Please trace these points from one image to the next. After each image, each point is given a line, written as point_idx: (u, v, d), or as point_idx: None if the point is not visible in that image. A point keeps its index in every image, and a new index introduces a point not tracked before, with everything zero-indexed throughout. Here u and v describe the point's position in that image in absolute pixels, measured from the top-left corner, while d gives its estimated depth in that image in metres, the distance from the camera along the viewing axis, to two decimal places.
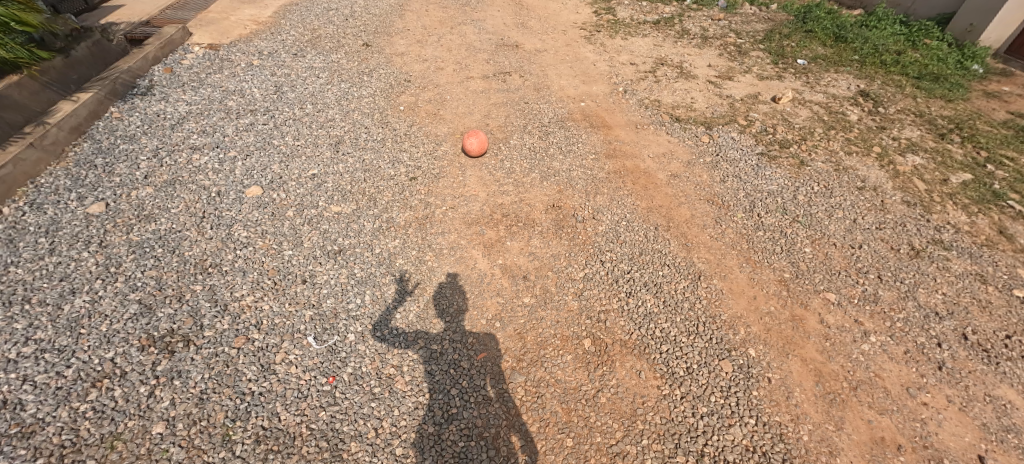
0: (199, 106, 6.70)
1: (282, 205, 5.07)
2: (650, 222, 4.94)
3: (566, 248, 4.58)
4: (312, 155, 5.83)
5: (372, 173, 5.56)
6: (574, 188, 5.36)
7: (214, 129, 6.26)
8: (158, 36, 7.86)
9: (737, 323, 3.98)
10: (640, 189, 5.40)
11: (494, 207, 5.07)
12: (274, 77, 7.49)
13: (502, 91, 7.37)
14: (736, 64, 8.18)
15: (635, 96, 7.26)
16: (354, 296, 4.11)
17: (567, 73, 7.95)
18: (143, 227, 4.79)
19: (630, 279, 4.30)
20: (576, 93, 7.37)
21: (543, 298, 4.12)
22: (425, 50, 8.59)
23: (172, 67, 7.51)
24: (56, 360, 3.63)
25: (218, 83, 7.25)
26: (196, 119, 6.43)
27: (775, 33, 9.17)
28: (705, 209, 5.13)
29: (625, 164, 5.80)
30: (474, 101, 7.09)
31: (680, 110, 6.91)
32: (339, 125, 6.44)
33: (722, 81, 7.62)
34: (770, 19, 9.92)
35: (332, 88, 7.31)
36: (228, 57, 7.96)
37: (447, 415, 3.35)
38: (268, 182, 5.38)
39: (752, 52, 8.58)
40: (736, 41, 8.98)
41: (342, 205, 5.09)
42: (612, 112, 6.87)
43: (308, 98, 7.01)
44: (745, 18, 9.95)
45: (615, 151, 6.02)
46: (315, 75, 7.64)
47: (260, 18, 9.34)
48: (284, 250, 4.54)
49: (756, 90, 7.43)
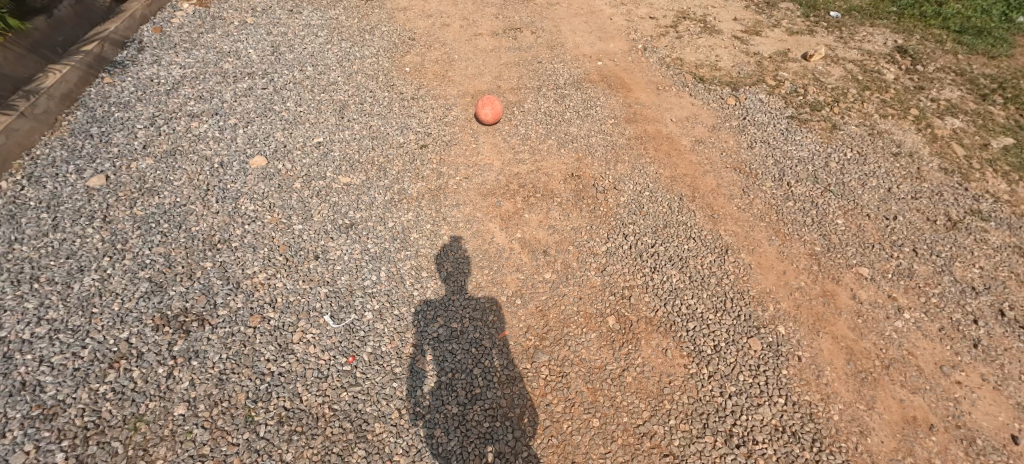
0: (193, 69, 6.37)
1: (288, 176, 4.86)
2: (674, 192, 4.72)
3: (587, 221, 4.38)
4: (316, 122, 5.55)
5: (380, 140, 5.31)
6: (593, 156, 5.10)
7: (211, 94, 5.96)
8: None
9: (766, 299, 3.85)
10: (662, 156, 5.14)
11: (510, 177, 4.84)
12: (270, 36, 7.08)
13: (514, 50, 6.94)
14: (763, 17, 7.64)
15: (655, 54, 6.83)
16: (369, 273, 3.98)
17: (582, 29, 7.47)
18: (146, 200, 4.64)
19: (654, 254, 4.13)
20: (592, 52, 6.95)
21: (564, 274, 3.97)
22: (429, 4, 8.05)
23: (162, 27, 7.08)
24: (71, 340, 3.57)
25: (211, 43, 6.85)
26: (192, 83, 6.13)
27: None
28: (732, 178, 4.89)
29: (646, 128, 5.51)
30: (485, 60, 6.69)
31: (704, 69, 6.52)
32: (343, 89, 6.11)
33: (749, 37, 7.15)
34: None
35: (333, 47, 6.90)
36: (220, 14, 7.48)
37: (471, 395, 3.28)
38: (272, 151, 5.14)
39: (781, 4, 8.00)
40: None
41: (350, 176, 4.87)
42: (631, 72, 6.50)
43: (307, 59, 6.63)
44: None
45: (635, 115, 5.71)
46: (313, 33, 7.20)
47: None
48: (294, 224, 4.38)
49: (785, 46, 7.00)
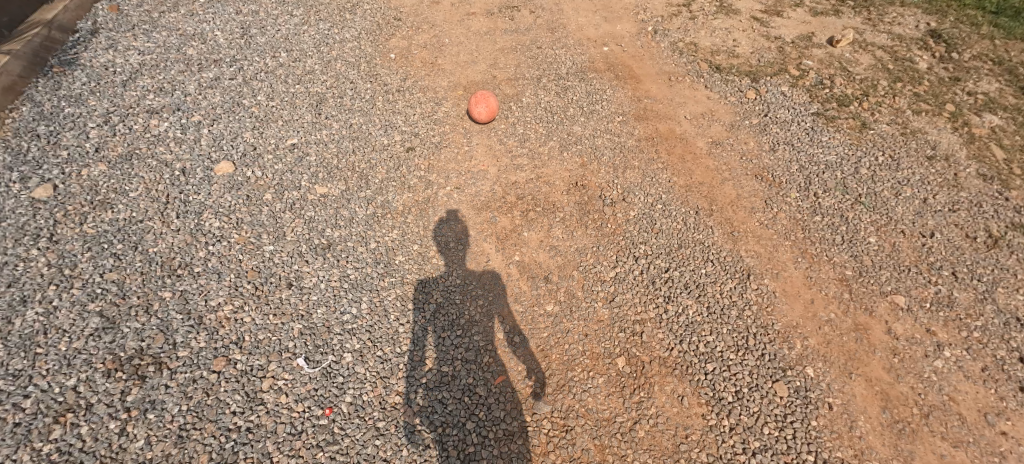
0: (153, 55, 5.82)
1: (258, 185, 4.37)
2: (690, 205, 4.25)
3: (593, 241, 3.93)
4: (290, 119, 5.02)
5: (362, 142, 4.78)
6: (599, 161, 4.60)
7: (173, 86, 5.43)
8: None
9: (793, 335, 3.47)
10: (675, 161, 4.66)
11: (507, 186, 4.35)
12: (239, 15, 6.51)
13: (510, 33, 6.36)
14: None
15: (667, 37, 6.30)
16: (349, 306, 3.54)
17: (585, 7, 6.88)
18: (98, 216, 4.14)
19: (668, 280, 3.70)
20: (596, 35, 6.39)
21: (568, 305, 3.54)
22: None
23: (119, 5, 6.47)
24: (11, 388, 3.07)
25: (173, 23, 6.28)
26: (152, 72, 5.60)
27: None
28: (753, 187, 4.43)
29: (657, 128, 5.00)
30: (479, 45, 6.11)
31: (721, 55, 6.00)
32: (321, 79, 5.57)
33: (770, 18, 6.64)
34: None
35: (309, 29, 6.32)
36: None
37: (463, 455, 2.88)
38: (241, 156, 4.62)
39: None
40: None
41: (328, 185, 4.37)
42: (640, 60, 5.96)
43: (281, 43, 6.07)
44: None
45: (645, 112, 5.19)
46: (287, 13, 6.60)
47: None
48: (264, 245, 3.91)
49: (809, 29, 6.49)
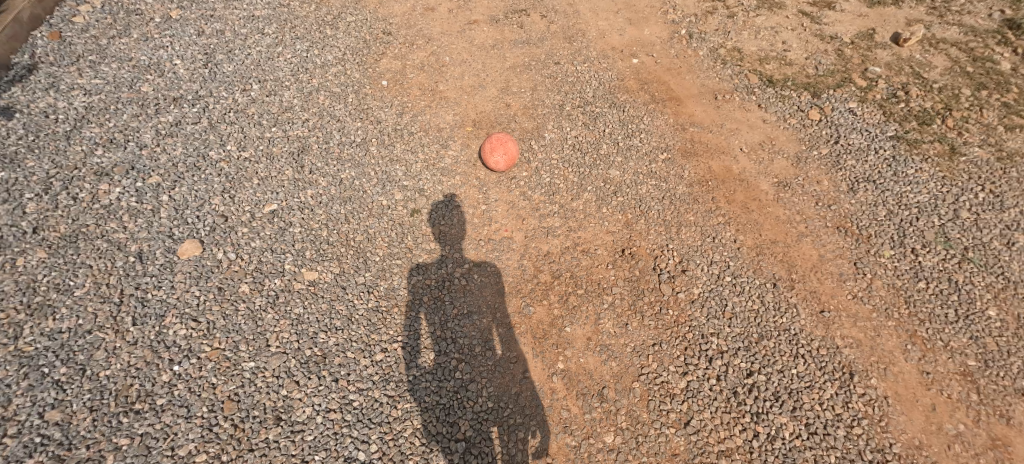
0: (101, 96, 5.00)
1: (231, 272, 3.56)
2: (765, 275, 3.46)
3: (654, 336, 3.15)
4: (269, 175, 4.17)
5: (355, 205, 3.93)
6: (646, 218, 3.78)
7: (126, 136, 4.59)
8: None
9: (919, 460, 2.72)
10: (738, 211, 3.84)
11: (539, 260, 3.53)
12: (201, 37, 5.70)
13: (520, 44, 5.50)
14: None
15: (706, 42, 5.52)
16: (355, 449, 2.74)
17: (605, 7, 6.11)
18: (37, 326, 3.29)
19: (754, 389, 2.94)
20: (621, 42, 5.57)
21: (632, 435, 2.77)
22: None
23: (61, 31, 5.71)
24: None
25: (124, 51, 5.54)
26: (100, 118, 4.78)
27: None
28: (836, 245, 3.65)
29: (711, 167, 4.16)
30: (485, 63, 5.25)
31: (771, 63, 5.23)
32: (302, 117, 4.69)
33: (821, 12, 5.90)
34: None
35: (283, 51, 5.49)
36: (135, 5, 6.17)
37: None
38: (209, 232, 3.79)
39: None
40: None
41: (318, 268, 3.55)
42: (677, 74, 5.09)
43: (250, 71, 5.24)
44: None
45: (692, 145, 4.35)
46: (258, 30, 5.78)
47: None
48: (243, 362, 3.11)
49: (867, 24, 5.75)
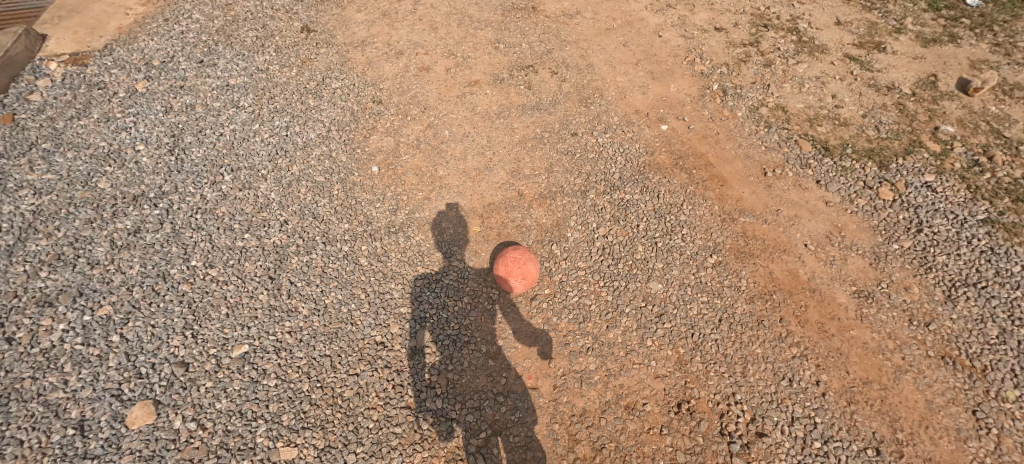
0: (50, 196, 4.50)
1: (192, 450, 2.79)
2: (863, 435, 2.72)
3: None
4: (240, 301, 3.50)
5: (343, 342, 3.22)
6: (701, 351, 3.05)
7: (75, 250, 4.02)
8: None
9: None
10: (815, 338, 3.11)
11: (575, 420, 2.81)
12: (169, 114, 5.25)
13: (530, 111, 4.84)
14: (879, 20, 5.96)
15: (744, 98, 4.88)
16: None
17: (622, 58, 5.54)
18: None
19: None
20: (645, 101, 4.93)
21: None
22: (398, 34, 6.16)
23: (15, 113, 5.46)
24: None
25: (81, 135, 5.14)
26: (48, 226, 4.23)
27: None
28: (945, 384, 2.91)
29: (773, 272, 3.44)
30: (491, 136, 4.58)
31: (824, 124, 4.59)
32: (280, 218, 4.05)
33: (869, 55, 5.39)
34: None
35: (260, 128, 4.99)
36: (99, 77, 5.94)
37: None
38: (169, 388, 3.07)
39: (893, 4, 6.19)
40: None
41: (297, 443, 2.79)
42: (714, 143, 4.42)
43: (223, 157, 4.69)
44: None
45: (746, 242, 3.63)
46: (232, 102, 5.33)
47: (146, 10, 7.18)
48: None
49: (924, 68, 5.22)
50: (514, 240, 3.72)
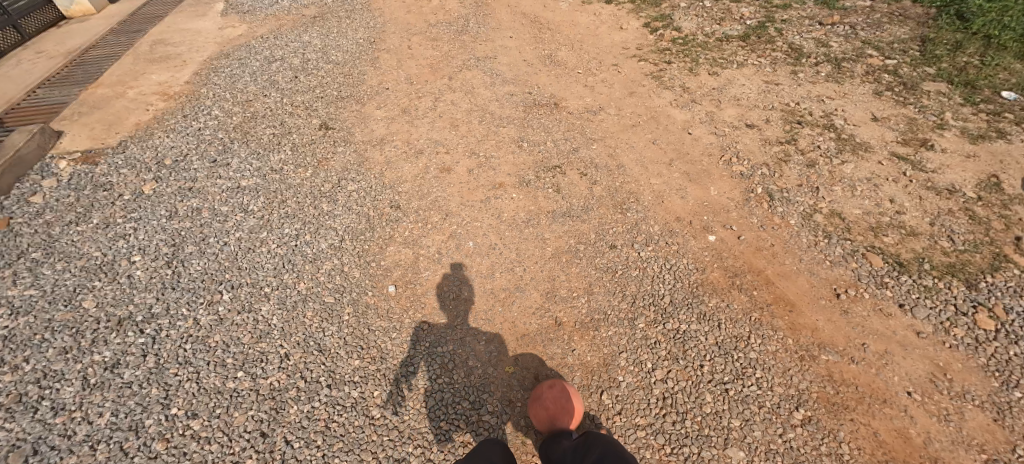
0: (27, 318, 4.02)
1: None
2: None
3: None
4: None
5: None
6: None
7: (40, 390, 3.46)
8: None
9: None
10: None
11: None
12: (173, 220, 4.91)
13: (561, 218, 4.48)
14: (917, 113, 5.67)
15: (794, 203, 4.48)
16: None
17: (653, 157, 5.25)
18: None
19: None
20: (685, 206, 4.54)
21: None
22: (418, 131, 6.00)
23: (11, 217, 5.15)
24: None
25: (75, 243, 4.77)
26: (17, 356, 3.71)
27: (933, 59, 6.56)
28: None
29: (879, 433, 2.84)
30: (520, 248, 4.19)
31: (891, 233, 4.10)
32: (280, 352, 3.53)
33: (918, 152, 5.04)
34: (898, 32, 7.29)
35: (268, 236, 4.60)
36: (106, 176, 5.71)
37: None
38: None
39: (926, 97, 5.93)
40: (884, 80, 6.33)
41: None
42: (771, 258, 3.95)
43: (224, 272, 4.26)
44: (849, 51, 7.02)
45: (837, 389, 3.05)
46: (241, 207, 5.00)
47: (166, 106, 7.18)
48: None
49: (982, 167, 4.83)
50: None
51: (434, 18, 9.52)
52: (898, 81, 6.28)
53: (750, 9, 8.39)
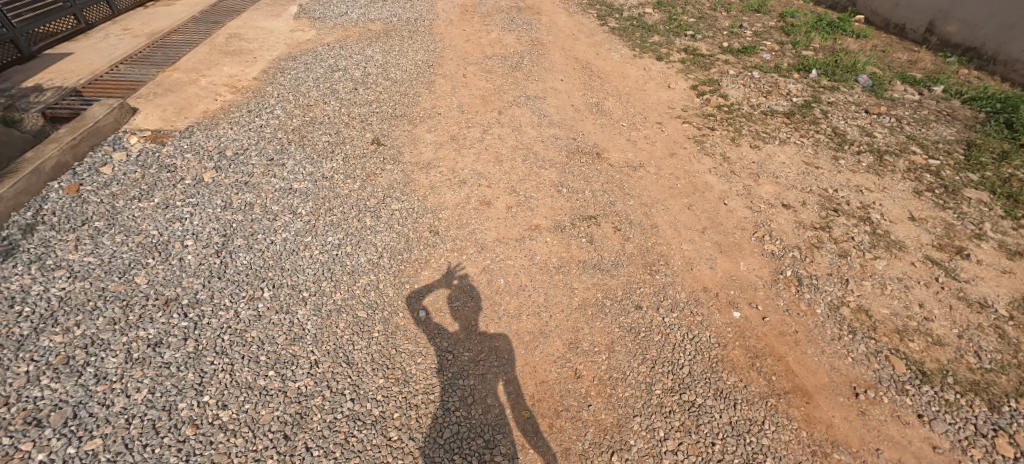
0: (82, 283, 4.31)
1: None
2: None
3: None
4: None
5: None
6: None
7: (85, 356, 3.70)
8: (78, 126, 6.10)
9: None
10: None
11: None
12: (226, 211, 5.22)
13: (590, 269, 4.63)
14: (955, 217, 5.68)
15: (822, 291, 4.54)
16: None
17: (686, 222, 5.39)
18: None
19: None
20: (712, 277, 4.65)
21: None
22: (463, 160, 6.27)
23: (82, 184, 5.55)
24: None
25: (134, 218, 5.09)
26: (69, 319, 3.98)
27: (978, 165, 6.56)
28: None
29: None
30: (548, 293, 4.37)
31: (918, 338, 4.12)
32: (309, 359, 3.74)
33: (953, 259, 5.05)
34: (945, 131, 7.34)
35: (311, 240, 4.86)
36: (171, 158, 6.10)
37: None
38: None
39: (966, 202, 5.94)
40: (926, 179, 6.37)
41: None
42: (794, 345, 4.02)
43: (266, 269, 4.51)
44: (893, 143, 7.08)
45: None
46: (290, 208, 5.29)
47: (233, 99, 7.65)
48: None
49: (1018, 283, 4.79)
50: (566, 436, 3.36)
51: (490, 50, 9.95)
52: (940, 182, 6.29)
53: (798, 86, 8.56)
